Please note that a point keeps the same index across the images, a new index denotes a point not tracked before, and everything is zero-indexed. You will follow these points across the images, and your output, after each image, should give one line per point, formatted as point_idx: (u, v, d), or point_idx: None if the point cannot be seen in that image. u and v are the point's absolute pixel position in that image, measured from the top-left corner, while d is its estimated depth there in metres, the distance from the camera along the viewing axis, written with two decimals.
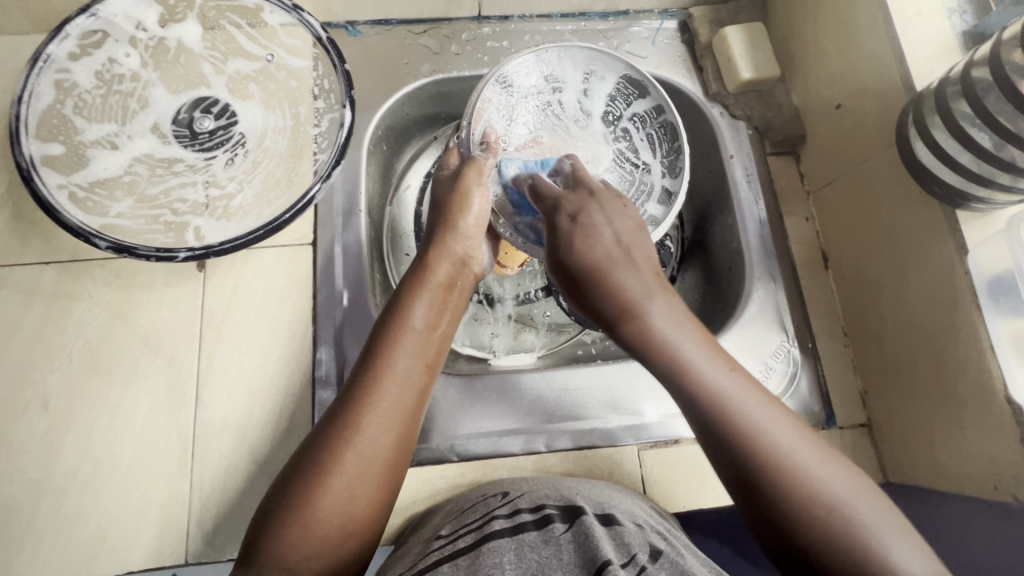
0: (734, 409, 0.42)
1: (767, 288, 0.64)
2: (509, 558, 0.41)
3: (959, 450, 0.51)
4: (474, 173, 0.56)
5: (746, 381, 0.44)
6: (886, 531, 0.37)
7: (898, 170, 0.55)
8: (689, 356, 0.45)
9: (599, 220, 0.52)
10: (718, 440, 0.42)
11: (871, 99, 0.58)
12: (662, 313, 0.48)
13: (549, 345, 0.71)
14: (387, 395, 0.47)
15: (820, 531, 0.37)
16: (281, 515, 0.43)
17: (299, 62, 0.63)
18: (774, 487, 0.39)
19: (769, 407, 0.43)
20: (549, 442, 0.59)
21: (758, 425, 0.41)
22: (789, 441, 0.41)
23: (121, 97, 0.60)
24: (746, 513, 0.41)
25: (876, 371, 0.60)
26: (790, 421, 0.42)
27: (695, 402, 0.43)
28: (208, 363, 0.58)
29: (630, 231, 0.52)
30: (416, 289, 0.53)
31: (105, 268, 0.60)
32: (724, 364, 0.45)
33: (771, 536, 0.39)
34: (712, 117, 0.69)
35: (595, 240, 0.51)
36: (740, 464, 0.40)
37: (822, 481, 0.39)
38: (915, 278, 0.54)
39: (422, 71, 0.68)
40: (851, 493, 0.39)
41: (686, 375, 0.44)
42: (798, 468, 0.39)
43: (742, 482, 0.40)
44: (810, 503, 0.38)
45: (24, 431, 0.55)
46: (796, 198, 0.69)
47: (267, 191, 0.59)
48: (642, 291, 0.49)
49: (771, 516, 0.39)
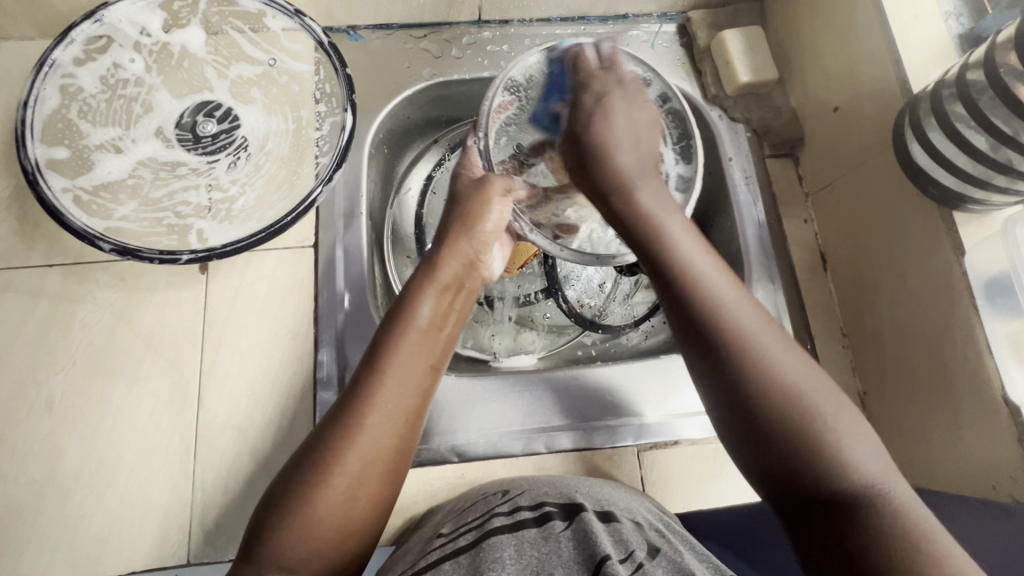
0: (705, 289, 0.44)
1: (767, 290, 0.64)
2: (509, 554, 0.42)
3: (957, 451, 0.51)
4: (500, 185, 0.57)
5: (721, 266, 0.47)
6: (823, 402, 0.40)
7: (895, 172, 0.55)
8: (672, 234, 0.47)
9: (618, 104, 0.55)
10: (688, 315, 0.44)
11: (868, 101, 0.58)
12: (647, 195, 0.50)
13: (549, 346, 0.72)
14: (391, 395, 0.47)
15: (758, 385, 0.41)
16: (281, 515, 0.43)
17: (300, 66, 0.64)
18: (733, 363, 0.42)
19: (737, 289, 0.45)
20: (549, 443, 0.60)
21: (722, 298, 0.44)
22: (748, 318, 0.43)
23: (125, 102, 0.60)
24: (697, 367, 0.44)
25: (874, 371, 0.60)
26: (754, 305, 0.44)
27: (667, 267, 0.46)
28: (210, 364, 0.59)
29: (631, 123, 0.54)
30: (423, 287, 0.53)
31: (109, 270, 0.60)
32: (703, 248, 0.48)
33: (724, 408, 0.42)
34: (710, 120, 0.70)
35: (609, 121, 0.54)
36: (699, 326, 0.43)
37: (780, 362, 0.41)
38: (913, 278, 0.54)
39: (422, 75, 0.69)
40: (796, 370, 0.41)
41: (664, 245, 0.47)
42: (759, 346, 0.42)
43: (710, 362, 0.43)
44: (754, 363, 0.41)
45: (28, 433, 0.56)
46: (795, 200, 0.69)
47: (268, 194, 0.60)
48: (636, 170, 0.51)
49: (725, 387, 0.42)
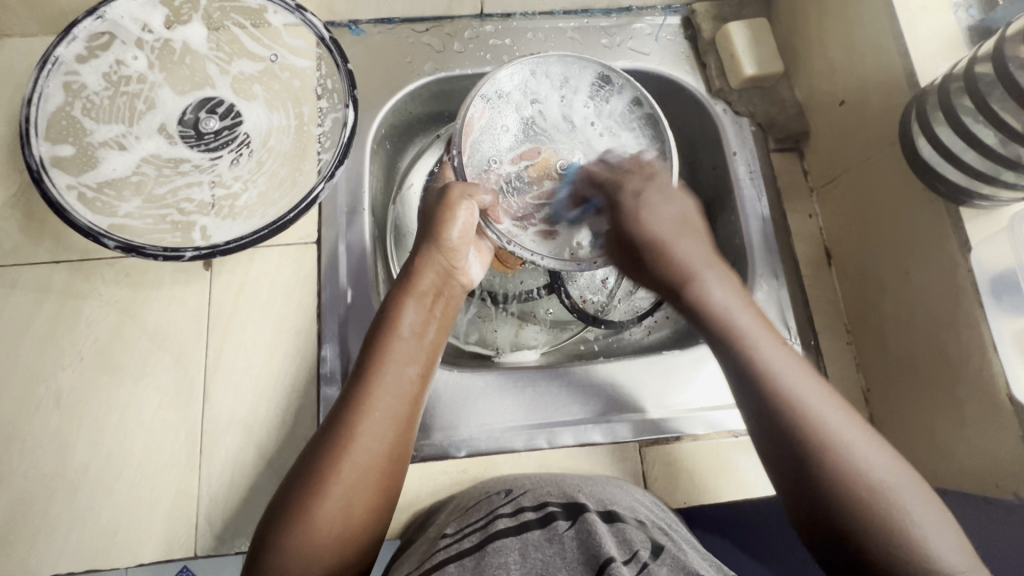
0: (789, 392, 0.45)
1: (770, 286, 0.64)
2: (514, 558, 0.42)
3: (960, 448, 0.51)
4: (459, 191, 0.56)
5: (795, 359, 0.48)
6: (910, 499, 0.41)
7: (901, 166, 0.55)
8: (746, 329, 0.49)
9: (656, 201, 0.56)
10: (766, 416, 0.45)
11: (875, 95, 0.57)
12: (716, 286, 0.52)
13: (552, 342, 0.72)
14: (380, 405, 0.48)
15: (842, 482, 0.42)
16: (282, 524, 0.44)
17: (302, 62, 0.63)
18: (826, 479, 0.42)
19: (813, 379, 0.47)
20: (550, 439, 0.60)
21: (800, 396, 0.45)
22: (830, 416, 0.44)
23: (128, 99, 0.60)
24: (775, 462, 0.45)
25: (877, 367, 0.60)
26: (834, 400, 0.46)
27: (744, 363, 0.48)
28: (215, 360, 0.59)
29: (678, 220, 0.56)
30: (402, 296, 0.54)
31: (114, 267, 0.61)
32: (777, 341, 0.49)
33: (817, 521, 0.42)
34: (715, 114, 0.69)
35: (652, 218, 0.55)
36: (778, 424, 0.45)
37: (866, 462, 0.42)
38: (917, 277, 0.54)
39: (424, 70, 0.68)
40: (884, 470, 0.42)
41: (741, 342, 0.48)
42: (846, 448, 0.43)
43: (787, 458, 0.44)
44: (837, 461, 0.42)
45: (37, 428, 0.57)
46: (799, 195, 0.69)
47: (271, 190, 0.60)
48: (699, 261, 0.53)
49: (819, 501, 0.42)
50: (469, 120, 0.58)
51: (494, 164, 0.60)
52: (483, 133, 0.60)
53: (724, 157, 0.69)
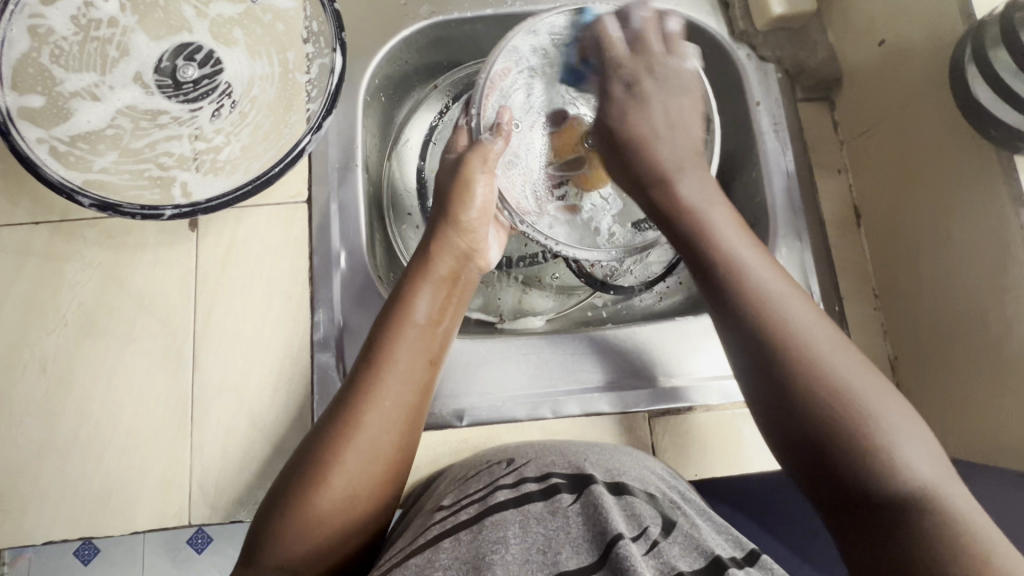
0: (755, 283, 0.42)
1: (792, 248, 0.60)
2: (514, 531, 0.39)
3: (999, 422, 0.47)
4: (477, 159, 0.53)
5: (767, 259, 0.44)
6: (880, 406, 0.37)
7: (949, 113, 0.49)
8: (713, 228, 0.44)
9: (654, 95, 0.50)
10: (730, 315, 0.42)
11: (922, 33, 0.51)
12: (689, 182, 0.47)
13: (558, 308, 0.68)
14: (389, 393, 0.45)
15: (801, 379, 0.38)
16: (282, 511, 0.42)
17: (286, 3, 0.58)
18: (787, 370, 0.39)
19: (786, 280, 0.43)
20: (555, 408, 0.57)
21: (769, 293, 0.41)
22: (798, 315, 0.40)
23: (100, 44, 0.56)
24: (738, 361, 0.41)
25: (907, 334, 0.56)
26: (803, 299, 0.42)
27: (708, 260, 0.43)
28: (203, 324, 0.57)
29: (675, 113, 0.50)
30: (418, 282, 0.50)
31: (95, 228, 0.58)
32: (749, 241, 0.44)
33: (776, 414, 0.39)
34: (737, 60, 0.63)
35: (645, 112, 0.50)
36: (739, 320, 0.41)
37: (832, 362, 0.38)
38: (959, 237, 0.49)
39: (420, 13, 0.63)
40: (853, 370, 0.38)
41: (708, 241, 0.44)
42: (810, 346, 0.39)
43: (748, 354, 0.40)
44: (798, 355, 0.39)
45: (23, 395, 0.55)
46: (828, 149, 0.63)
47: (255, 143, 0.56)
48: (674, 160, 0.48)
49: (782, 397, 0.39)
50: (493, 76, 0.55)
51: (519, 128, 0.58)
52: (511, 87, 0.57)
53: (746, 108, 0.64)
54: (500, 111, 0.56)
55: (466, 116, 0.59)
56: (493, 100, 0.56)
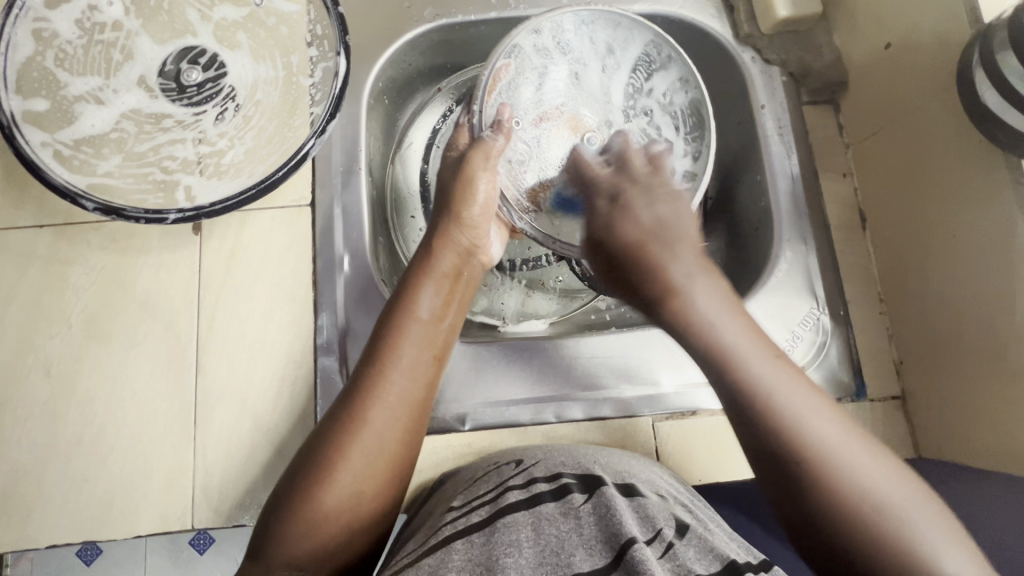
0: (773, 393, 0.41)
1: (797, 252, 0.59)
2: (527, 534, 0.39)
3: (1007, 428, 0.47)
4: (480, 157, 0.54)
5: (777, 360, 0.43)
6: (912, 511, 0.37)
7: (956, 116, 0.49)
8: (723, 334, 0.44)
9: (641, 205, 0.52)
10: (746, 421, 0.41)
11: (928, 37, 0.51)
12: (693, 287, 0.48)
13: (562, 312, 0.68)
14: (393, 389, 0.45)
15: (829, 490, 0.38)
16: (289, 509, 0.42)
17: (290, 6, 0.58)
18: (812, 482, 0.38)
19: (800, 383, 0.42)
20: (559, 412, 0.57)
21: (785, 402, 0.41)
22: (819, 422, 0.40)
23: (104, 48, 0.56)
24: (759, 468, 0.41)
25: (913, 338, 0.56)
26: (820, 402, 0.41)
27: (719, 369, 0.43)
28: (207, 328, 0.57)
29: (666, 222, 0.52)
30: (421, 277, 0.50)
31: (99, 231, 0.58)
32: (759, 345, 0.44)
33: (804, 522, 0.38)
34: (743, 63, 0.64)
35: (635, 222, 0.52)
36: (758, 429, 0.40)
37: (858, 470, 0.38)
38: (966, 239, 0.49)
39: (424, 16, 0.62)
40: (879, 475, 0.38)
41: (717, 348, 0.44)
42: (833, 454, 0.39)
43: (770, 463, 0.40)
44: (823, 465, 0.38)
45: (27, 399, 0.55)
46: (833, 152, 0.63)
47: (259, 147, 0.56)
48: (675, 266, 0.49)
49: (809, 508, 0.38)
50: (496, 72, 0.53)
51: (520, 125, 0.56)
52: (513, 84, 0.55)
53: (751, 111, 0.63)
54: (501, 106, 0.55)
55: (466, 113, 0.58)
56: (493, 98, 0.55)
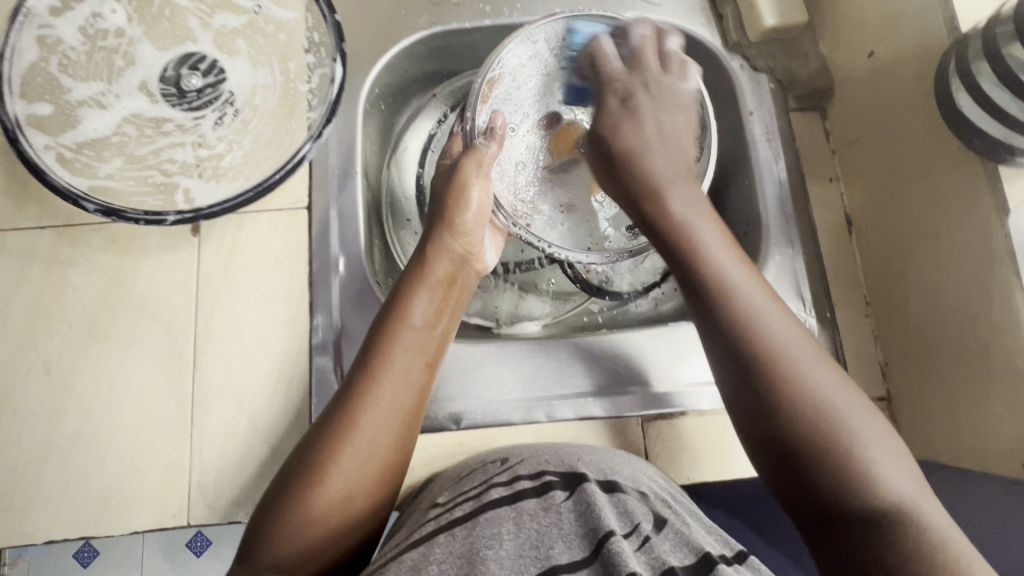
0: (740, 300, 0.43)
1: (785, 255, 0.60)
2: (508, 528, 0.40)
3: (988, 429, 0.48)
4: (472, 164, 0.54)
5: (751, 275, 0.45)
6: (859, 421, 0.39)
7: (936, 123, 0.50)
8: (702, 242, 0.46)
9: (646, 110, 0.54)
10: (715, 328, 0.43)
11: (908, 46, 0.52)
12: (683, 195, 0.49)
13: (555, 313, 0.69)
14: (386, 395, 0.46)
15: (784, 395, 0.40)
16: (280, 511, 0.43)
17: (288, 15, 0.60)
18: (769, 384, 0.40)
19: (771, 297, 0.44)
20: (549, 412, 0.58)
21: (753, 312, 0.42)
22: (783, 332, 0.42)
23: (107, 54, 0.57)
24: (722, 373, 0.43)
25: (896, 340, 0.57)
26: (787, 316, 0.43)
27: (693, 276, 0.45)
28: (204, 328, 0.58)
29: (668, 128, 0.53)
30: (415, 285, 0.51)
31: (100, 233, 0.59)
32: (735, 258, 0.46)
33: (757, 424, 0.41)
34: (732, 70, 0.65)
35: (638, 128, 0.53)
36: (726, 333, 0.42)
37: (813, 379, 0.40)
38: (945, 242, 0.50)
39: (420, 23, 0.64)
40: (832, 387, 0.40)
41: (696, 256, 0.45)
42: (792, 363, 0.40)
43: (734, 365, 0.42)
44: (779, 371, 0.40)
45: (27, 397, 0.56)
46: (820, 158, 0.64)
47: (257, 151, 0.57)
48: (668, 174, 0.50)
49: (763, 410, 0.40)
50: (489, 81, 0.55)
51: (514, 130, 0.59)
52: (507, 95, 0.58)
53: (739, 118, 0.65)
54: (493, 114, 0.56)
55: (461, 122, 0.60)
56: (486, 106, 0.56)
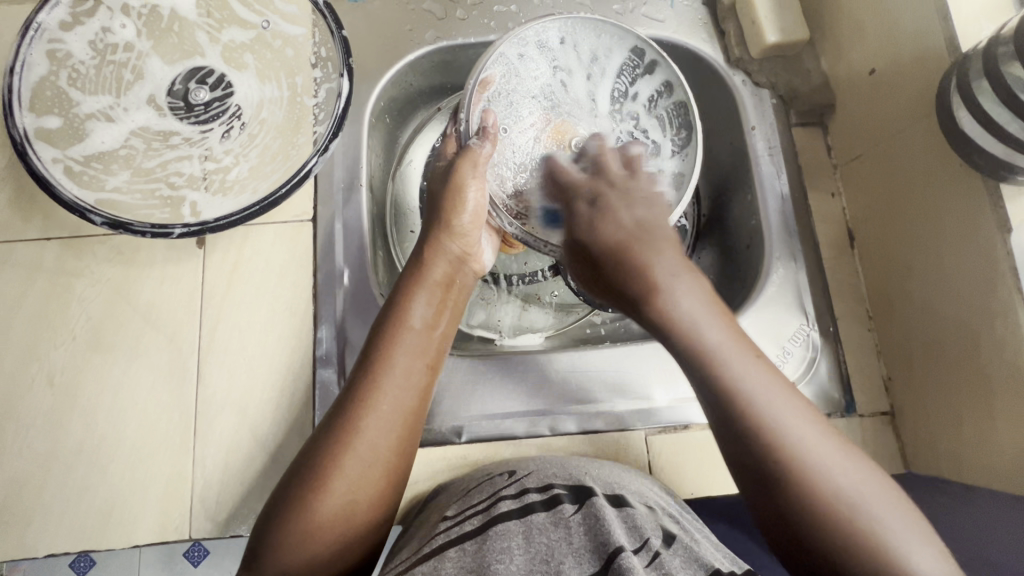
0: (760, 409, 0.40)
1: (788, 269, 0.61)
2: (518, 543, 0.40)
3: (993, 447, 0.48)
4: (467, 165, 0.54)
5: (768, 371, 0.42)
6: (894, 522, 0.37)
7: (938, 140, 0.50)
8: (713, 344, 0.43)
9: (619, 207, 0.51)
10: (734, 438, 0.41)
11: (909, 65, 0.53)
12: (684, 292, 0.45)
13: (557, 325, 0.69)
14: (387, 398, 0.46)
15: (813, 508, 0.38)
16: (285, 518, 0.43)
17: (296, 29, 0.60)
18: (798, 498, 0.38)
19: (789, 395, 0.41)
20: (553, 426, 0.58)
21: (775, 420, 0.40)
22: (807, 439, 0.39)
23: (116, 68, 0.58)
24: (746, 485, 0.41)
25: (900, 355, 0.57)
26: (808, 417, 0.41)
27: (707, 383, 0.42)
28: (208, 340, 0.58)
29: (644, 223, 0.50)
30: (414, 287, 0.51)
31: (105, 244, 0.59)
32: (749, 354, 0.43)
33: (788, 536, 0.39)
34: (734, 86, 0.66)
35: (614, 223, 0.51)
36: (747, 447, 0.40)
37: (840, 483, 0.38)
38: (949, 256, 0.51)
39: (425, 38, 0.65)
40: (861, 488, 0.38)
41: (709, 361, 0.42)
42: (819, 471, 0.38)
43: (757, 478, 0.40)
44: (809, 484, 0.38)
45: (30, 408, 0.56)
46: (822, 172, 0.64)
47: (263, 164, 0.57)
48: (664, 271, 0.46)
49: (793, 524, 0.38)
50: (481, 83, 0.55)
51: (507, 130, 0.58)
52: (499, 96, 0.57)
53: (742, 132, 0.65)
54: (487, 114, 0.56)
55: (455, 125, 0.60)
56: (479, 106, 0.56)
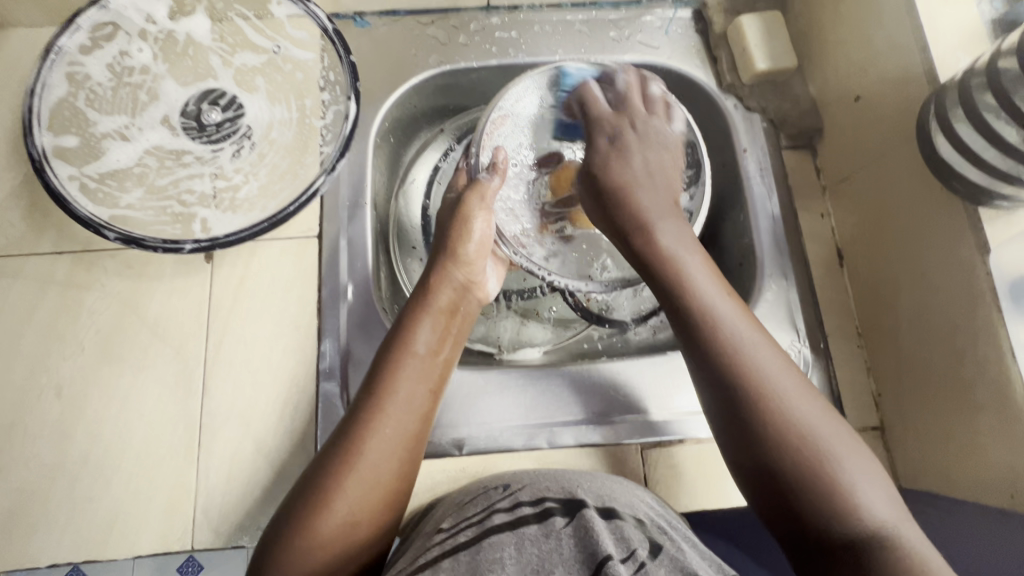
0: (726, 331, 0.44)
1: (779, 287, 0.63)
2: (509, 553, 0.42)
3: (977, 461, 0.49)
4: (476, 197, 0.57)
5: (738, 307, 0.46)
6: (841, 449, 0.41)
7: (920, 165, 0.52)
8: (690, 274, 0.47)
9: (633, 148, 0.55)
10: (702, 359, 0.44)
11: (891, 94, 0.55)
12: (668, 231, 0.50)
13: (556, 340, 0.71)
14: (390, 421, 0.47)
15: (768, 422, 0.41)
16: (285, 537, 0.44)
17: (305, 54, 0.63)
18: (755, 411, 0.42)
19: (755, 328, 0.46)
20: (551, 438, 0.59)
21: (740, 343, 0.44)
22: (768, 364, 0.43)
23: (132, 89, 0.60)
24: (711, 402, 0.44)
25: (889, 371, 0.58)
26: (773, 348, 0.45)
27: (680, 308, 0.46)
28: (214, 352, 0.59)
29: (653, 164, 0.54)
30: (419, 313, 0.53)
31: (115, 258, 0.61)
32: (723, 290, 0.47)
33: (744, 451, 0.42)
34: (726, 110, 0.68)
35: (626, 163, 0.54)
36: (713, 364, 0.44)
37: (796, 408, 0.42)
38: (932, 279, 0.52)
39: (429, 63, 0.67)
40: (814, 415, 0.42)
41: (682, 289, 0.47)
42: (776, 390, 0.42)
43: (720, 394, 0.43)
44: (766, 399, 0.42)
45: (38, 419, 0.57)
46: (811, 194, 0.67)
47: (272, 183, 0.59)
48: (656, 209, 0.51)
49: (750, 438, 0.42)
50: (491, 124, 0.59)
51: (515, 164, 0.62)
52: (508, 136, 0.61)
53: (734, 155, 0.68)
54: (497, 151, 0.59)
55: (466, 158, 0.63)
56: (489, 143, 0.59)
